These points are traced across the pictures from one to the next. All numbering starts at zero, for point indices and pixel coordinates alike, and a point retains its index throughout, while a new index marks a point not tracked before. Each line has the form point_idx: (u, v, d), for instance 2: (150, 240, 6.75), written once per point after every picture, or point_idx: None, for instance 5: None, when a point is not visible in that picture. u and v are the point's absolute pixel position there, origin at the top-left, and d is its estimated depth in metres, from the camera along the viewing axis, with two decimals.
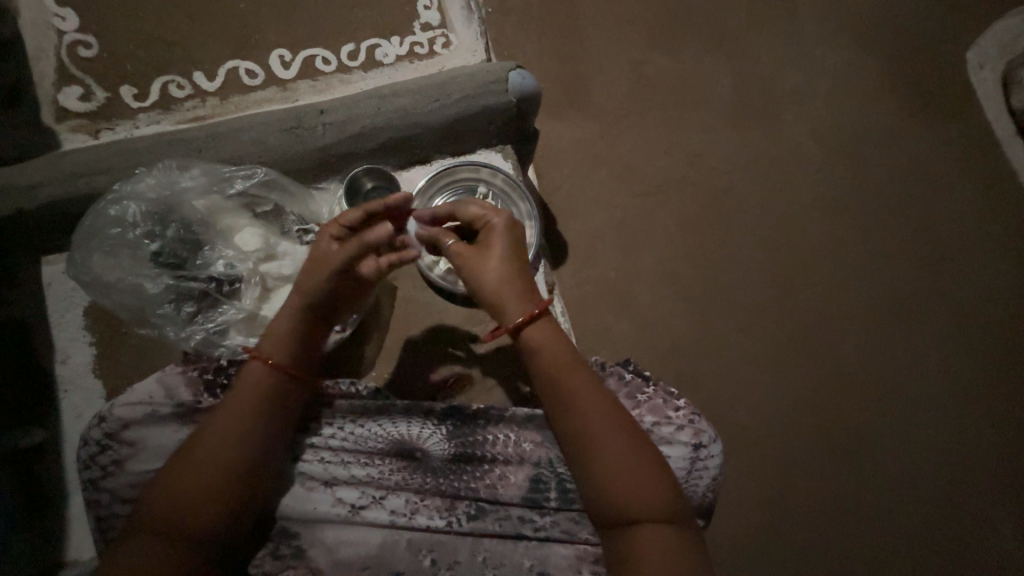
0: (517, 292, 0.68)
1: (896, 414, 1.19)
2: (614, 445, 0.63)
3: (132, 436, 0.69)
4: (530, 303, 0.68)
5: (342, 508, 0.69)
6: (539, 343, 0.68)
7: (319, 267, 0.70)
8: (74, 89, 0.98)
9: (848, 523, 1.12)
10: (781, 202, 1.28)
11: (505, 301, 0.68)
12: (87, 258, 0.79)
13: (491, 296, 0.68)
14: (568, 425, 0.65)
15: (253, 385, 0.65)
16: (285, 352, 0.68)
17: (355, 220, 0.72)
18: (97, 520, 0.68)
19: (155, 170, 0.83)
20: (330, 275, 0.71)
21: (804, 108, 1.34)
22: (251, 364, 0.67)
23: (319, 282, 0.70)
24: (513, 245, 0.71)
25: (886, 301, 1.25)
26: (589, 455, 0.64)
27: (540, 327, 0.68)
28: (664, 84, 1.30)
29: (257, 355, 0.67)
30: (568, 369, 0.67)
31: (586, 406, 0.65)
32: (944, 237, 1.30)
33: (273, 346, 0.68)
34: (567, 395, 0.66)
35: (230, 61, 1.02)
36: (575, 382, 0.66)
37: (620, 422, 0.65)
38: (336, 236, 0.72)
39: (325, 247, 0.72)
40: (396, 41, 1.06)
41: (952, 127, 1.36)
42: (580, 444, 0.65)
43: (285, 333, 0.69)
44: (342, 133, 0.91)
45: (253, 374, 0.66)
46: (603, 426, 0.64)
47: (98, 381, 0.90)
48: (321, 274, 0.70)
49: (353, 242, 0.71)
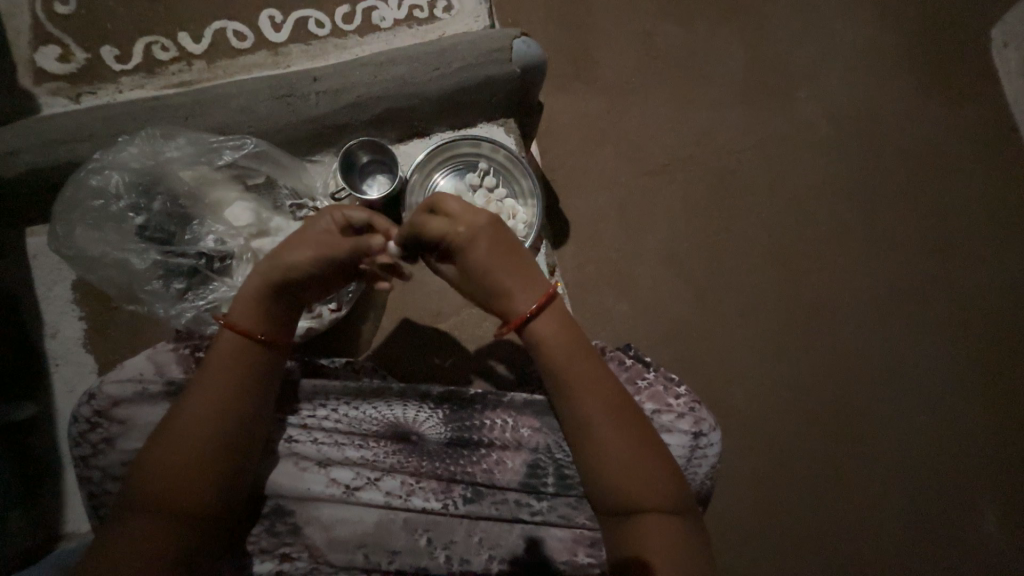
0: (514, 282, 0.65)
1: (891, 401, 1.19)
2: (612, 439, 0.62)
3: (121, 414, 0.68)
4: (536, 287, 0.66)
5: (336, 488, 0.68)
6: (544, 335, 0.65)
7: (299, 247, 0.64)
8: (52, 49, 0.92)
9: (837, 506, 1.14)
10: (790, 184, 1.24)
11: (504, 294, 0.65)
12: (69, 231, 0.76)
13: (491, 288, 0.65)
14: (570, 416, 0.65)
15: (232, 362, 0.63)
16: (268, 325, 0.65)
17: (360, 218, 0.67)
18: (89, 497, 0.67)
19: (139, 139, 0.79)
20: (314, 261, 0.64)
21: (820, 85, 1.28)
22: (230, 339, 0.64)
23: (298, 264, 0.64)
24: (505, 252, 0.65)
25: (892, 290, 1.23)
26: (586, 444, 0.63)
27: (545, 317, 0.65)
28: (675, 57, 1.24)
29: (233, 326, 0.64)
30: (571, 362, 0.65)
31: (586, 398, 0.64)
32: (954, 223, 1.27)
33: (244, 315, 0.64)
34: (568, 387, 0.64)
35: (218, 21, 0.96)
36: (576, 372, 0.65)
37: (620, 415, 0.63)
38: (337, 223, 0.66)
39: (316, 233, 0.65)
40: (394, 4, 0.99)
41: (971, 108, 1.30)
42: (581, 435, 0.64)
43: (253, 303, 0.64)
44: (337, 103, 0.86)
45: (231, 346, 0.64)
46: (602, 416, 0.63)
47: (90, 356, 0.89)
48: (302, 256, 0.64)
49: (350, 244, 0.65)
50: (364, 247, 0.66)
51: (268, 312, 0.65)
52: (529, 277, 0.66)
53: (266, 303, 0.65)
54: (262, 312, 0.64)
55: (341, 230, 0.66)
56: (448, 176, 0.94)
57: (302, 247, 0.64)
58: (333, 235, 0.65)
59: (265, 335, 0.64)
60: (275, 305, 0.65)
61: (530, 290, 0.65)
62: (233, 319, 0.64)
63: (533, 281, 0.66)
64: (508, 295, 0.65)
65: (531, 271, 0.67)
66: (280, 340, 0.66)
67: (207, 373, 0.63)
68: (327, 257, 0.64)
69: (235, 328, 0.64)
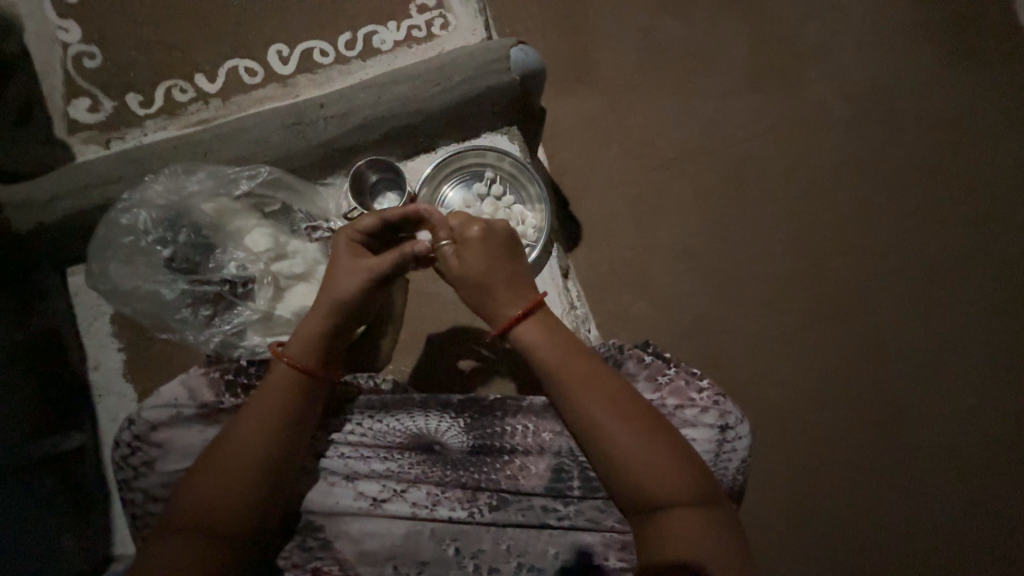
0: (503, 287, 0.67)
1: (936, 384, 1.13)
2: (621, 438, 0.61)
3: (160, 438, 0.71)
4: (524, 293, 0.68)
5: (364, 501, 0.69)
6: (533, 337, 0.66)
7: (343, 272, 0.68)
8: (82, 101, 0.98)
9: (886, 497, 1.08)
10: (807, 168, 1.21)
11: (493, 297, 0.67)
12: (104, 267, 0.80)
13: (479, 290, 0.67)
14: (573, 420, 0.63)
15: (280, 393, 0.65)
16: (313, 357, 0.67)
17: (373, 226, 0.70)
18: (133, 518, 0.70)
19: (162, 176, 0.83)
20: (362, 284, 0.68)
21: (830, 64, 1.24)
22: (280, 368, 0.66)
23: (348, 288, 0.68)
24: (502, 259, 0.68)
25: (926, 268, 1.18)
26: (591, 442, 0.62)
27: (535, 321, 0.67)
28: (675, 50, 1.23)
29: (288, 359, 0.66)
30: (567, 363, 0.64)
31: (586, 397, 0.63)
32: (988, 193, 1.21)
33: (303, 351, 0.67)
34: (563, 390, 0.64)
35: (230, 61, 1.01)
36: (572, 372, 0.64)
37: (626, 410, 0.62)
38: (355, 240, 0.71)
39: (346, 255, 0.69)
40: (393, 27, 1.03)
41: (996, 72, 1.25)
42: (585, 435, 0.63)
43: (314, 340, 0.67)
44: (344, 127, 0.90)
45: (280, 375, 0.66)
46: (605, 415, 0.62)
47: (129, 384, 0.93)
48: (352, 283, 0.68)
49: (393, 255, 0.68)
50: (409, 254, 0.68)
51: (327, 348, 0.68)
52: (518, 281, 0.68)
53: (315, 333, 0.68)
54: (310, 344, 0.67)
55: (361, 244, 0.71)
56: (456, 187, 0.95)
57: (344, 272, 0.68)
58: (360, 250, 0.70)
59: (319, 370, 0.67)
60: (335, 333, 0.69)
61: (517, 295, 0.67)
62: (292, 355, 0.67)
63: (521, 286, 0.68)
64: (494, 299, 0.67)
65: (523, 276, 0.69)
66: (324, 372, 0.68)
67: (255, 400, 0.65)
68: (373, 275, 0.68)
69: (291, 363, 0.66)
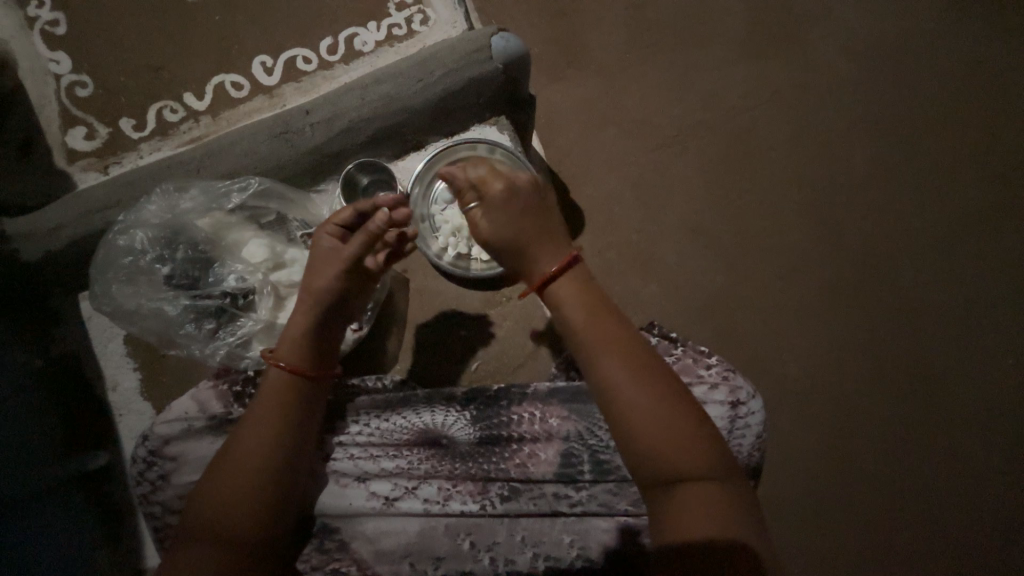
0: (540, 241, 0.63)
1: (962, 345, 1.10)
2: (637, 397, 0.58)
3: (174, 451, 0.72)
4: (558, 251, 0.64)
5: (376, 501, 0.70)
6: (562, 296, 0.62)
7: (319, 269, 0.69)
8: (79, 130, 1.01)
9: (916, 464, 1.06)
10: (812, 132, 1.16)
11: (527, 248, 0.63)
12: (107, 289, 0.81)
13: (516, 241, 0.63)
14: (593, 382, 0.61)
15: (278, 397, 0.66)
16: (303, 357, 0.68)
17: (349, 217, 0.70)
18: (155, 530, 0.72)
19: (156, 196, 0.84)
20: (340, 273, 0.68)
21: (830, 22, 1.19)
22: (274, 373, 0.67)
23: (326, 283, 0.68)
24: (534, 210, 0.64)
25: (943, 226, 1.14)
26: (610, 409, 0.59)
27: (569, 279, 0.63)
28: (665, 23, 1.19)
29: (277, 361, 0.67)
30: (593, 325, 0.61)
31: (605, 356, 0.60)
32: (1002, 145, 1.17)
33: (290, 351, 0.67)
34: (586, 352, 0.61)
35: (216, 77, 1.02)
36: (597, 331, 0.61)
37: (642, 374, 0.59)
38: (333, 233, 0.70)
39: (326, 247, 0.70)
40: (373, 27, 1.02)
41: (1000, 19, 1.21)
42: (606, 399, 0.59)
43: (300, 337, 0.68)
44: (331, 131, 0.90)
45: (275, 381, 0.67)
46: (624, 375, 0.59)
47: (147, 403, 0.95)
48: (330, 274, 0.68)
49: (360, 239, 0.68)
50: (374, 233, 0.68)
51: (316, 345, 0.69)
52: (551, 238, 0.64)
53: (303, 333, 0.68)
54: (298, 343, 0.68)
55: (338, 236, 0.71)
56: None
57: (321, 268, 0.69)
58: (336, 243, 0.70)
59: (310, 370, 0.68)
60: (321, 332, 0.69)
61: (553, 250, 0.63)
62: (278, 355, 0.67)
63: (556, 243, 0.64)
64: (528, 250, 0.63)
65: (554, 233, 0.65)
66: (316, 372, 0.68)
67: (255, 406, 0.66)
68: (347, 264, 0.68)
69: (281, 365, 0.67)
